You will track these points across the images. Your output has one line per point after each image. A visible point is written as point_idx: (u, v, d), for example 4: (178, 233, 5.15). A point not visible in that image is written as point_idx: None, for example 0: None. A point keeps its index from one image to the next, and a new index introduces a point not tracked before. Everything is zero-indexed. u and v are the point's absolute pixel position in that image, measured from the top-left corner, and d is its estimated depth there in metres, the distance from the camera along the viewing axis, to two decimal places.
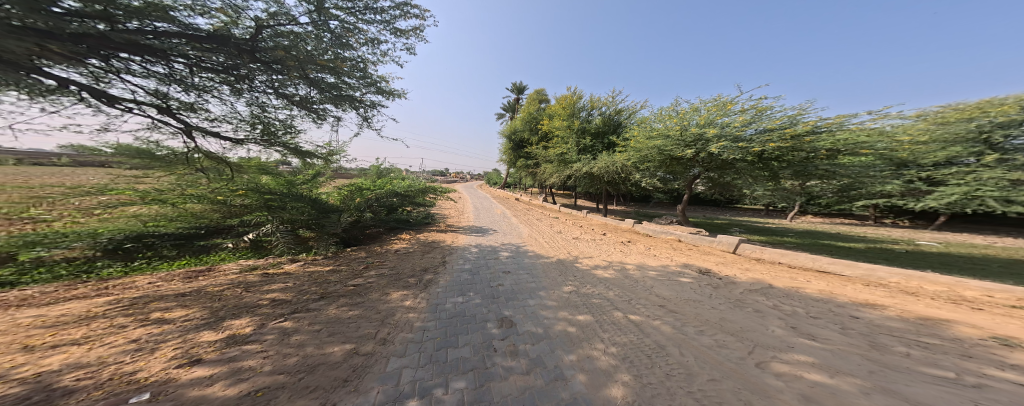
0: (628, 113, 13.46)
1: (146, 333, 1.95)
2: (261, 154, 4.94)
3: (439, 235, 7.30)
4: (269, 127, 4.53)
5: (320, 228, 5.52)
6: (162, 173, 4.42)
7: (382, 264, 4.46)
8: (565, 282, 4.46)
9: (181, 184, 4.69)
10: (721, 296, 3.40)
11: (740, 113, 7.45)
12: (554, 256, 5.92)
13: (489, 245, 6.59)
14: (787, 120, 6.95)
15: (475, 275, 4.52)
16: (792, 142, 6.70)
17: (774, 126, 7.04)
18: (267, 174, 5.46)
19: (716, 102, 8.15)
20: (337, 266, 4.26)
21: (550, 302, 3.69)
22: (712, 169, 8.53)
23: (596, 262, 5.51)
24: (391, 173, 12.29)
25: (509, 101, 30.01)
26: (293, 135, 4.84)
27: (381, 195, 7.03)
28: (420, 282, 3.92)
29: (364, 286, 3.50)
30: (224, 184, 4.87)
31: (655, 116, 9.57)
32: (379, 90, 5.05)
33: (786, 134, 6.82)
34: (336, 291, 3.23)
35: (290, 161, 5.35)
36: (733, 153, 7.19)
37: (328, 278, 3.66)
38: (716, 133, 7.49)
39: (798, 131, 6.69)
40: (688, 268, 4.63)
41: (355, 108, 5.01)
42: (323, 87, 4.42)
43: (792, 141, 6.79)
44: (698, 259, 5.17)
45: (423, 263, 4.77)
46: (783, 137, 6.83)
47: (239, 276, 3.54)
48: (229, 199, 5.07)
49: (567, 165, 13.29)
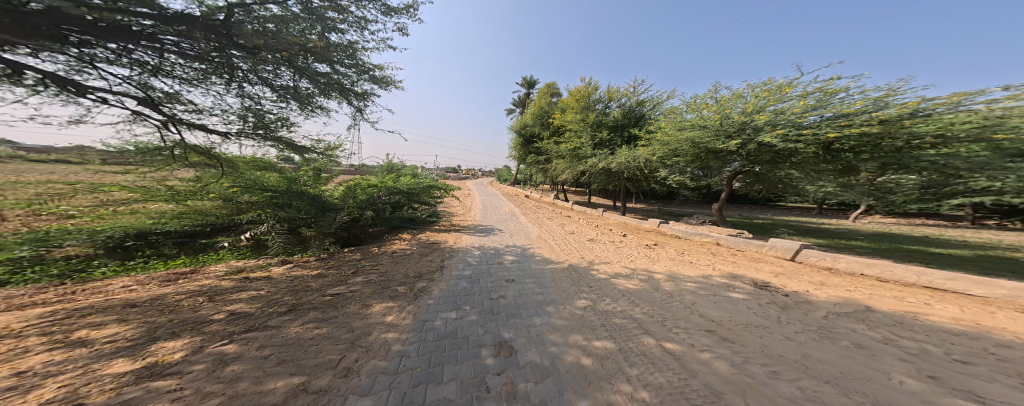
0: (653, 104, 12.15)
1: (42, 362, 1.55)
2: (258, 150, 4.65)
3: (442, 235, 6.81)
4: (265, 121, 4.13)
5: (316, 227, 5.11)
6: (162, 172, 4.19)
7: (373, 268, 4.01)
8: (579, 294, 3.78)
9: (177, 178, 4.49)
10: (797, 320, 2.52)
11: (801, 97, 6.08)
12: (567, 260, 5.22)
13: (495, 247, 5.98)
14: (876, 101, 5.32)
15: (475, 284, 3.96)
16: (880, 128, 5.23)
17: (852, 110, 5.62)
18: (271, 171, 5.22)
19: (771, 85, 6.75)
20: (324, 270, 3.84)
21: (559, 322, 3.03)
22: (760, 162, 7.31)
23: (616, 269, 4.73)
24: (400, 170, 12.10)
25: (520, 96, 29.25)
26: (291, 130, 4.50)
27: (383, 193, 6.73)
28: (410, 292, 3.43)
29: (344, 295, 3.04)
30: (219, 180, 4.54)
31: (687, 105, 8.44)
32: (374, 80, 4.68)
33: (871, 118, 5.36)
34: (308, 302, 2.79)
35: (291, 158, 5.11)
36: (796, 143, 5.91)
37: (308, 285, 3.24)
38: (773, 119, 6.20)
39: (896, 114, 5.02)
40: (737, 280, 3.72)
41: (352, 100, 4.71)
42: (315, 77, 4.07)
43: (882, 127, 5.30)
44: (748, 269, 4.18)
45: (418, 268, 4.25)
46: (869, 122, 5.38)
47: (215, 280, 3.17)
48: (237, 196, 4.92)
49: (581, 160, 12.41)
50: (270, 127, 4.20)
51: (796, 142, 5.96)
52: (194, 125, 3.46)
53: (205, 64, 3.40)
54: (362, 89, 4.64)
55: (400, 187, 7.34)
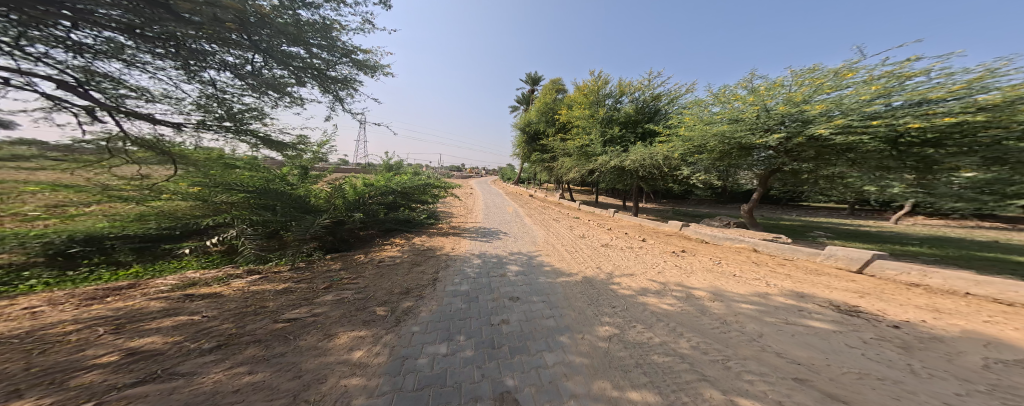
0: (669, 98, 11.29)
1: None
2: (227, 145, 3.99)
3: (440, 239, 6.17)
4: (232, 114, 3.51)
5: (293, 230, 4.37)
6: (96, 168, 3.33)
7: (353, 281, 3.36)
8: (600, 317, 3.06)
9: (117, 178, 3.61)
10: (944, 374, 1.72)
11: (863, 82, 5.02)
12: (582, 271, 4.49)
13: (498, 254, 5.28)
14: (977, 83, 3.97)
15: (472, 304, 3.30)
16: (989, 116, 3.73)
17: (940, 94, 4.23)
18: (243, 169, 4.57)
19: (821, 71, 5.79)
20: (293, 284, 3.13)
21: (577, 359, 2.32)
22: (804, 159, 6.35)
23: (641, 282, 3.98)
24: (399, 168, 11.53)
25: (524, 94, 28.60)
26: (265, 123, 3.90)
27: (375, 193, 6.24)
28: (392, 315, 2.77)
29: (306, 320, 2.37)
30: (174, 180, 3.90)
31: (715, 97, 7.63)
32: (356, 64, 4.11)
33: (972, 103, 3.93)
34: (255, 330, 2.11)
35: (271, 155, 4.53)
36: (859, 136, 4.88)
37: (264, 305, 2.50)
38: (829, 109, 5.21)
39: (1007, 98, 3.66)
40: (807, 300, 2.93)
41: (332, 87, 4.13)
42: (287, 60, 3.47)
43: (990, 112, 3.79)
44: (812, 286, 3.37)
45: (406, 283, 3.57)
46: (969, 107, 3.95)
47: (143, 299, 2.40)
48: (213, 196, 4.25)
49: (590, 158, 11.63)
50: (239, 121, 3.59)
51: (860, 135, 4.91)
52: (136, 115, 2.83)
53: (149, 45, 2.77)
54: (342, 73, 4.08)
55: (395, 185, 6.79)
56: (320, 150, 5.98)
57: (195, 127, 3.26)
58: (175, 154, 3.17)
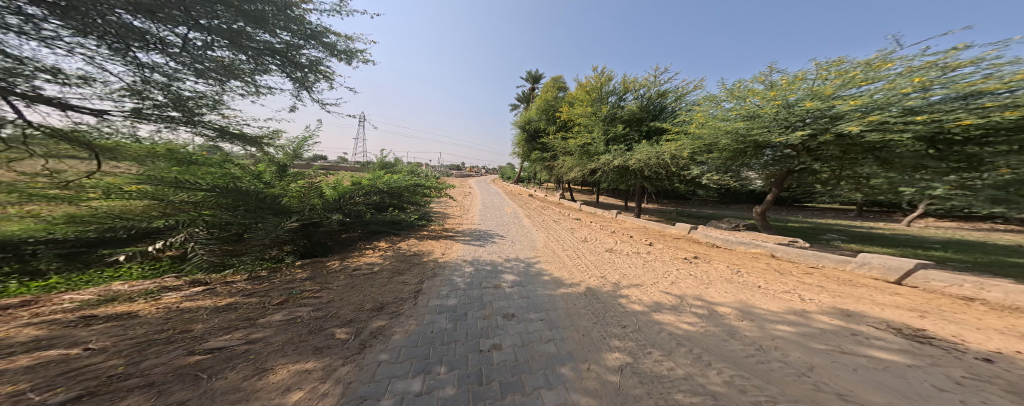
0: (676, 95, 10.81)
1: None
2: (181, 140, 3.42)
3: (430, 243, 5.67)
4: (182, 103, 2.94)
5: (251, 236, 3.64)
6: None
7: (317, 294, 2.85)
8: (608, 342, 2.57)
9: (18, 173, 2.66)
10: None
11: (899, 74, 4.54)
12: (584, 280, 4.01)
13: (493, 261, 4.77)
14: None
15: (457, 323, 2.79)
16: None
17: (992, 86, 3.71)
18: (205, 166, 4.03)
19: (850, 63, 5.33)
20: (241, 298, 2.57)
21: (585, 402, 1.80)
22: (825, 158, 5.90)
23: (652, 295, 3.48)
24: (393, 167, 11.04)
25: (524, 93, 28.21)
26: (224, 115, 3.35)
27: (358, 191, 5.85)
28: (354, 341, 2.25)
29: (237, 347, 1.83)
30: (109, 178, 3.23)
31: (728, 93, 7.17)
32: (329, 48, 3.66)
33: None
34: (157, 358, 1.56)
35: (248, 152, 4.04)
36: (896, 134, 4.39)
37: (188, 329, 1.93)
38: (862, 105, 4.73)
39: None
40: (856, 321, 2.44)
41: (300, 74, 3.65)
42: (244, 42, 2.96)
43: None
44: (855, 301, 2.88)
45: (382, 297, 3.05)
46: None
47: (19, 325, 1.79)
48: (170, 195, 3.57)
49: (591, 157, 11.17)
50: (191, 112, 3.04)
51: (897, 133, 4.41)
52: (46, 100, 2.26)
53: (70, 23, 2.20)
54: (309, 58, 3.61)
55: (381, 184, 6.42)
56: (301, 146, 5.49)
57: (131, 117, 2.71)
58: (101, 147, 2.64)
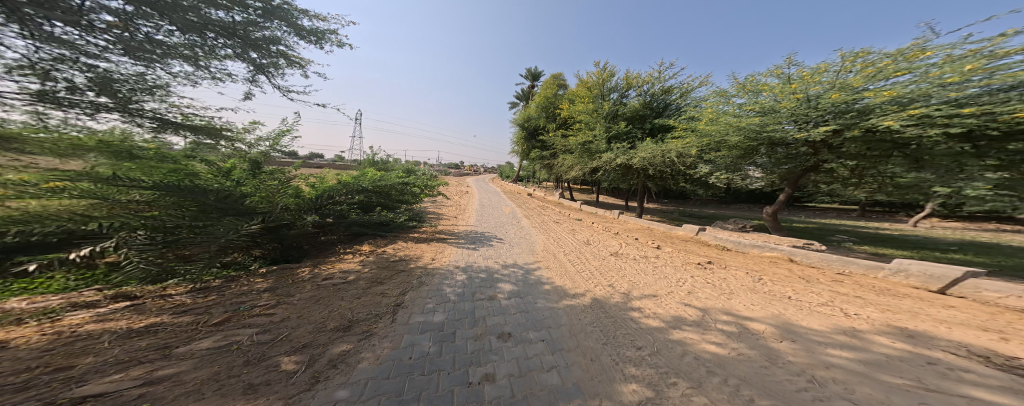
0: (680, 91, 10.46)
1: None
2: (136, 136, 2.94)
3: (421, 246, 5.20)
4: (110, 88, 2.43)
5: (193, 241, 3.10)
6: None
7: (270, 311, 2.36)
8: (625, 370, 2.10)
9: None
10: None
11: (935, 64, 4.19)
12: (589, 290, 3.55)
13: (488, 268, 4.28)
14: None
15: (442, 347, 2.30)
16: None
17: None
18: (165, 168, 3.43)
19: (876, 54, 5.00)
20: (170, 318, 2.08)
21: None
22: (847, 156, 5.53)
23: (670, 309, 3.03)
24: (385, 165, 10.51)
25: (523, 91, 27.80)
26: (167, 103, 2.87)
27: (340, 190, 5.36)
28: (304, 375, 1.76)
29: (126, 393, 1.35)
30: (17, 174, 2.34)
31: (740, 88, 6.84)
32: (296, 29, 3.25)
33: None
34: None
35: (217, 145, 3.56)
36: (938, 129, 4.00)
37: (65, 369, 1.45)
38: (895, 98, 4.39)
39: None
40: (923, 343, 2.01)
41: (262, 60, 3.22)
42: (187, 17, 2.51)
43: None
44: (911, 316, 2.45)
45: (352, 313, 2.57)
46: None
47: None
48: (113, 195, 2.89)
49: (592, 155, 10.78)
50: (125, 99, 2.53)
51: (939, 129, 4.04)
52: None
53: None
54: (271, 40, 3.17)
55: (366, 182, 5.93)
56: (278, 141, 4.98)
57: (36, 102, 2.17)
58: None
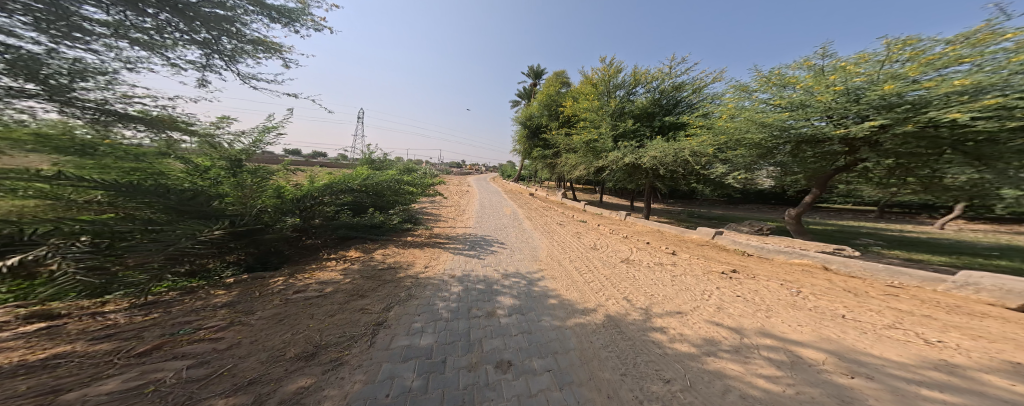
0: (690, 87, 9.99)
1: None
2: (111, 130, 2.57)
3: (414, 252, 4.77)
4: (37, 72, 2.07)
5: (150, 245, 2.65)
6: None
7: (217, 335, 1.92)
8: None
9: None
10: None
11: (1010, 49, 3.73)
12: (602, 305, 3.07)
13: (487, 278, 3.81)
14: None
15: (426, 381, 1.84)
16: None
17: None
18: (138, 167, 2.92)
19: (927, 42, 4.54)
20: (83, 346, 1.64)
21: None
22: (889, 154, 5.02)
23: (700, 330, 2.55)
24: (382, 164, 10.17)
25: (526, 90, 27.48)
26: (113, 92, 2.50)
27: (324, 191, 5.00)
28: None
29: None
30: None
31: (764, 82, 6.36)
32: (267, 7, 2.89)
33: None
34: None
35: (188, 141, 3.15)
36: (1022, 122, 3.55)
37: None
38: (962, 88, 3.90)
39: None
40: None
41: (225, 45, 2.88)
42: None
43: None
44: (1013, 345, 1.95)
45: (318, 336, 2.12)
46: None
47: None
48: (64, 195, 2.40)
49: (597, 155, 10.33)
50: (58, 86, 2.17)
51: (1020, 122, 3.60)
52: None
53: None
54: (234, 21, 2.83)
55: (356, 182, 5.52)
56: (260, 137, 4.59)
57: None
58: None
